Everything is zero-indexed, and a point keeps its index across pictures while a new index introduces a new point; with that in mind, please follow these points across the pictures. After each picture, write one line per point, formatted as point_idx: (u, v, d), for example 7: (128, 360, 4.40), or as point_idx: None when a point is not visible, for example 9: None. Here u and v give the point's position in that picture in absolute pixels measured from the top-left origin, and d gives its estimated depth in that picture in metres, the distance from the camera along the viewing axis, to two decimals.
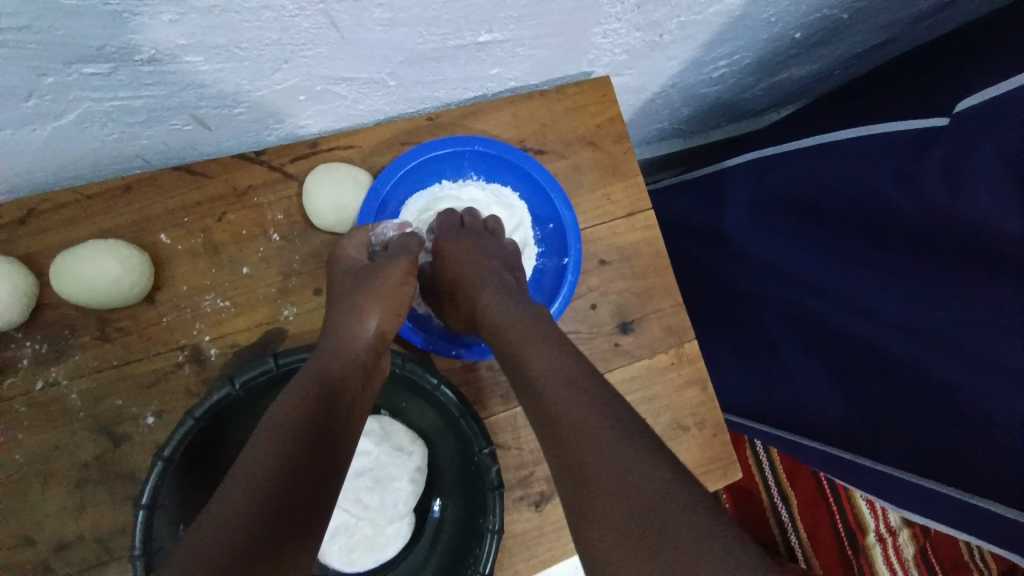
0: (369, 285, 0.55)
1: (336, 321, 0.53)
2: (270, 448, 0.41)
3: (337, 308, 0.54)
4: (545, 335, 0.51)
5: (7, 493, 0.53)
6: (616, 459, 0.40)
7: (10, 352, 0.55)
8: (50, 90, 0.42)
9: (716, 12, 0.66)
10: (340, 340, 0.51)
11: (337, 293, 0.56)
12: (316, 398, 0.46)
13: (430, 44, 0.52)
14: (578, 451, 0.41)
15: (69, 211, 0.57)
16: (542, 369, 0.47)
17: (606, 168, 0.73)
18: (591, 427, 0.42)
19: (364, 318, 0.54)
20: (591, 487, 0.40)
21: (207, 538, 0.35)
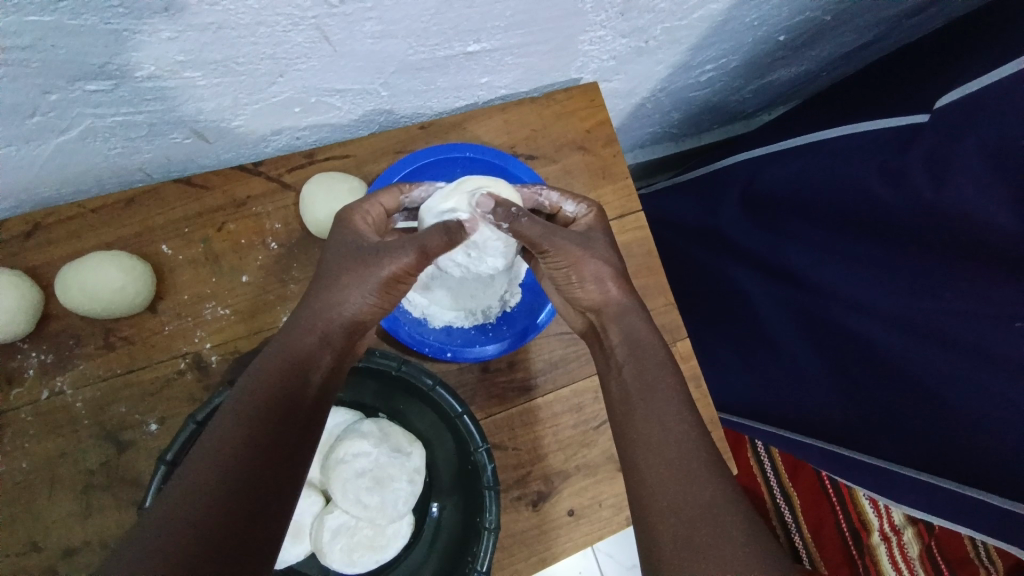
0: (358, 258, 0.50)
1: (317, 292, 0.50)
2: (228, 442, 0.41)
3: (321, 277, 0.50)
4: (640, 323, 0.54)
5: (14, 501, 0.54)
6: (665, 425, 0.47)
7: (16, 363, 0.56)
8: (54, 106, 0.44)
9: (700, 17, 0.68)
10: (316, 316, 0.48)
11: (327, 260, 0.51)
12: (280, 383, 0.45)
13: (421, 54, 0.54)
14: (633, 411, 0.49)
15: (73, 224, 0.58)
16: (631, 337, 0.53)
17: (597, 171, 0.75)
18: (655, 394, 0.49)
19: (345, 297, 0.49)
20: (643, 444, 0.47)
21: (187, 512, 0.37)
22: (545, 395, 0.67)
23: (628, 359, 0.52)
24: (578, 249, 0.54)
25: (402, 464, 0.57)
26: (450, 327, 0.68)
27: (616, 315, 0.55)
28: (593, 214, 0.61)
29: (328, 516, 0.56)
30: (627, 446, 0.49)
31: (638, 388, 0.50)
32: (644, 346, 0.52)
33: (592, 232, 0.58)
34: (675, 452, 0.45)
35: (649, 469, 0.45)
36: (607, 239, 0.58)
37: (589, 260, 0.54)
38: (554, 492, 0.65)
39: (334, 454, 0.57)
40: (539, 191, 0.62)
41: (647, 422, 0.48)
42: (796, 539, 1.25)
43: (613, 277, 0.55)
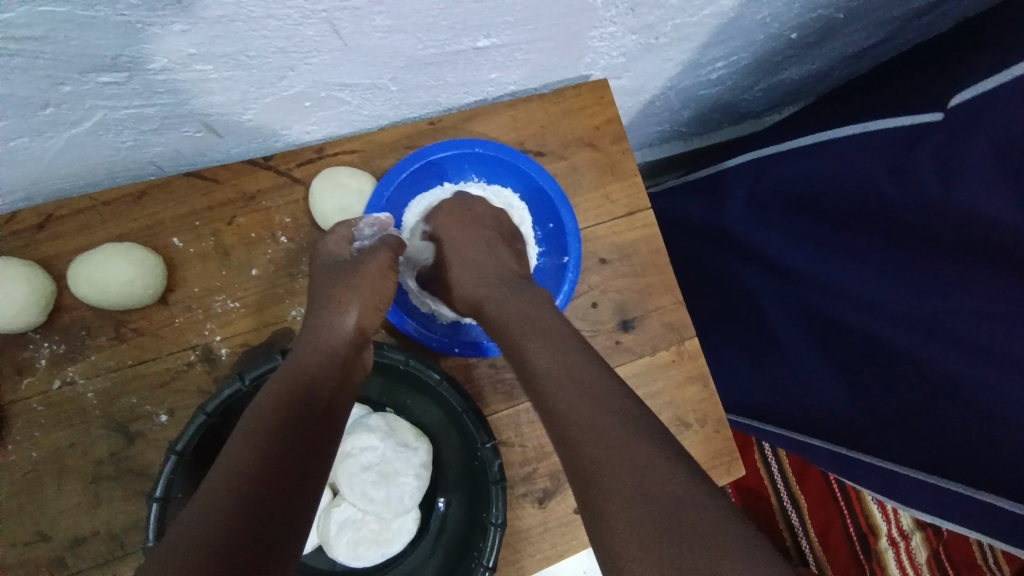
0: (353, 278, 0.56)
1: (315, 316, 0.54)
2: (247, 445, 0.42)
3: (315, 303, 0.55)
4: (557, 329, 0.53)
5: (24, 490, 0.55)
6: (601, 427, 0.45)
7: (28, 353, 0.57)
8: (66, 98, 0.44)
9: (711, 14, 0.68)
10: (319, 337, 0.52)
11: (316, 288, 0.57)
12: (292, 395, 0.46)
13: (430, 49, 0.54)
14: (565, 423, 0.46)
15: (85, 217, 0.59)
16: (552, 352, 0.51)
17: (605, 168, 0.75)
18: (582, 395, 0.47)
19: (345, 312, 0.54)
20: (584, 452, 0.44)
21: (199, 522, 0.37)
22: None
23: (550, 360, 0.50)
24: (522, 313, 0.56)
25: (408, 459, 0.57)
26: (455, 323, 0.70)
27: (539, 333, 0.53)
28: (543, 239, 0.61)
29: (335, 509, 0.57)
30: (565, 450, 0.46)
31: (570, 392, 0.47)
32: (571, 348, 0.51)
33: (537, 271, 0.60)
34: (619, 449, 0.43)
35: (597, 482, 0.43)
36: (546, 271, 0.61)
37: (533, 319, 0.56)
38: (560, 489, 0.65)
39: (341, 448, 0.57)
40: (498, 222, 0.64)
41: (587, 417, 0.46)
42: (803, 543, 1.24)
43: (552, 310, 0.56)
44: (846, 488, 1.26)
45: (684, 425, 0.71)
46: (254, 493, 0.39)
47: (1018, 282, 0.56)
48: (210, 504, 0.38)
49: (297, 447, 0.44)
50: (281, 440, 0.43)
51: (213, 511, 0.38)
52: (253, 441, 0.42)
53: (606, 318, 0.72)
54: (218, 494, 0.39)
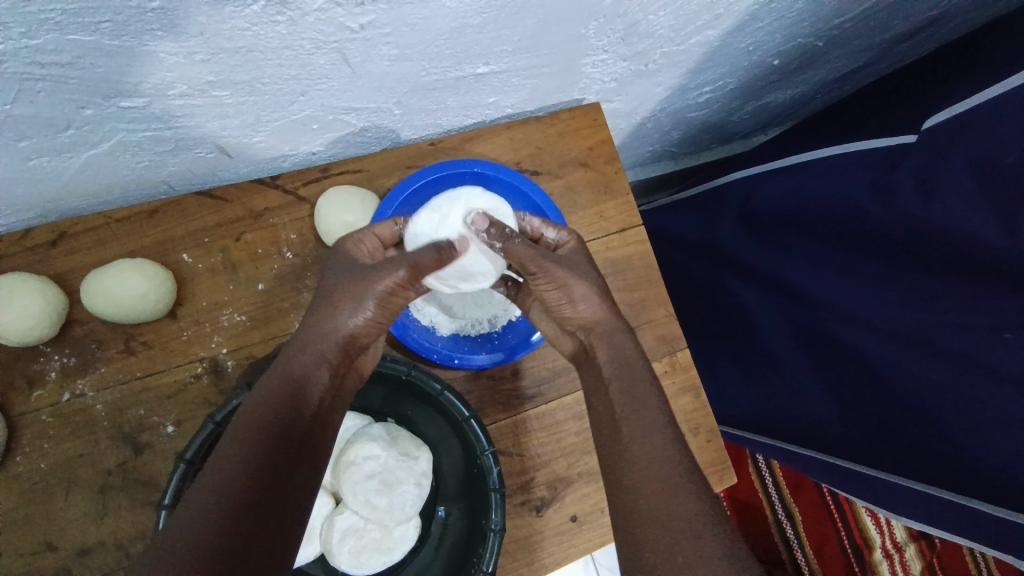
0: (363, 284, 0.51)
1: (313, 314, 0.51)
2: (234, 462, 0.41)
3: (317, 299, 0.52)
4: (618, 328, 0.56)
5: (31, 500, 0.56)
6: (648, 444, 0.47)
7: (38, 365, 0.58)
8: (88, 121, 0.47)
9: (697, 43, 0.72)
10: (312, 337, 0.49)
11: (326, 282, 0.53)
12: (280, 405, 0.45)
13: (433, 75, 0.57)
14: (619, 431, 0.49)
15: (98, 233, 0.61)
16: (617, 355, 0.54)
17: (599, 187, 0.78)
18: (641, 409, 0.50)
19: (343, 316, 0.50)
20: (630, 462, 0.47)
21: (187, 534, 0.37)
22: (549, 403, 0.69)
23: (614, 377, 0.53)
24: (564, 271, 0.56)
25: (409, 468, 0.59)
26: (455, 335, 0.69)
27: (605, 334, 0.56)
28: (573, 240, 0.62)
29: (337, 518, 0.58)
30: (611, 462, 0.49)
31: (623, 406, 0.50)
32: (630, 364, 0.53)
33: (576, 255, 0.60)
34: (658, 473, 0.46)
35: (634, 487, 0.46)
36: (591, 260, 0.61)
37: (576, 281, 0.56)
38: (557, 498, 0.67)
39: (345, 456, 0.58)
40: (525, 217, 0.65)
41: (637, 436, 0.48)
42: (798, 556, 1.25)
43: (599, 296, 0.57)
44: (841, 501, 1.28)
45: None
46: (243, 506, 0.40)
47: (992, 294, 0.59)
48: (195, 519, 0.38)
49: (284, 459, 0.43)
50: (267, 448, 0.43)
51: (200, 524, 0.38)
52: (240, 458, 0.41)
53: None
54: (203, 511, 0.39)
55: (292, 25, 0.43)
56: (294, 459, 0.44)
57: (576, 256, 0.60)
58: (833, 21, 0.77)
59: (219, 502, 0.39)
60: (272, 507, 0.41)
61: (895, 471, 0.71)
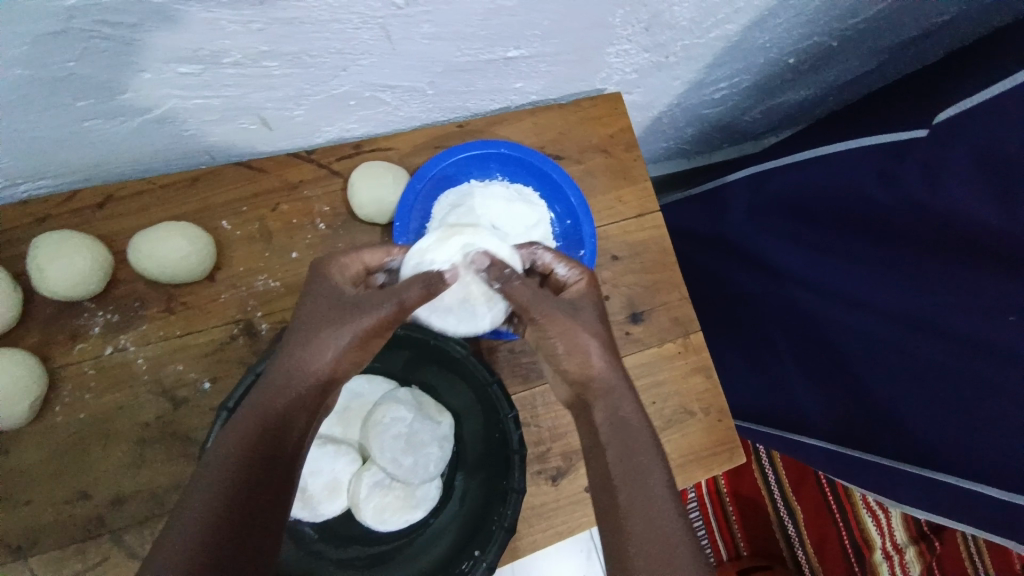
0: (338, 320, 0.49)
1: (289, 348, 0.50)
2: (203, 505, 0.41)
3: (294, 329, 0.50)
4: (619, 383, 0.54)
5: (71, 448, 0.58)
6: (648, 511, 0.47)
7: (82, 320, 0.60)
8: (145, 85, 0.49)
9: (716, 36, 0.76)
10: (289, 377, 0.49)
11: (306, 313, 0.51)
12: (256, 448, 0.45)
13: (466, 57, 0.61)
14: (615, 494, 0.49)
15: (143, 197, 0.63)
16: (619, 416, 0.52)
17: (618, 173, 0.80)
18: (640, 470, 0.49)
19: (321, 352, 0.49)
20: (626, 529, 0.47)
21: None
22: None
23: (613, 442, 0.51)
24: (566, 319, 0.53)
25: (433, 430, 0.61)
26: None
27: (603, 391, 0.53)
28: (585, 280, 0.58)
29: (366, 473, 0.60)
30: (610, 535, 0.48)
31: (624, 470, 0.49)
32: (629, 425, 0.51)
33: (584, 301, 0.56)
34: (658, 550, 0.45)
35: (630, 558, 0.45)
36: (600, 310, 0.57)
37: (578, 333, 0.53)
38: (572, 469, 0.69)
39: (372, 416, 0.61)
40: (536, 249, 0.60)
41: (637, 497, 0.48)
42: (798, 553, 1.28)
43: (603, 352, 0.54)
44: (842, 499, 1.29)
45: (688, 414, 0.74)
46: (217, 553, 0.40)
47: (995, 277, 0.61)
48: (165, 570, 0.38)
49: (258, 501, 0.43)
50: (239, 492, 0.42)
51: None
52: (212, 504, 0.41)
53: (618, 310, 0.75)
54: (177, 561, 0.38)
55: None
56: (269, 495, 0.44)
57: (584, 302, 0.56)
58: (845, 22, 0.81)
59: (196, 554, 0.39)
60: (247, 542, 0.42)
61: (894, 457, 0.73)
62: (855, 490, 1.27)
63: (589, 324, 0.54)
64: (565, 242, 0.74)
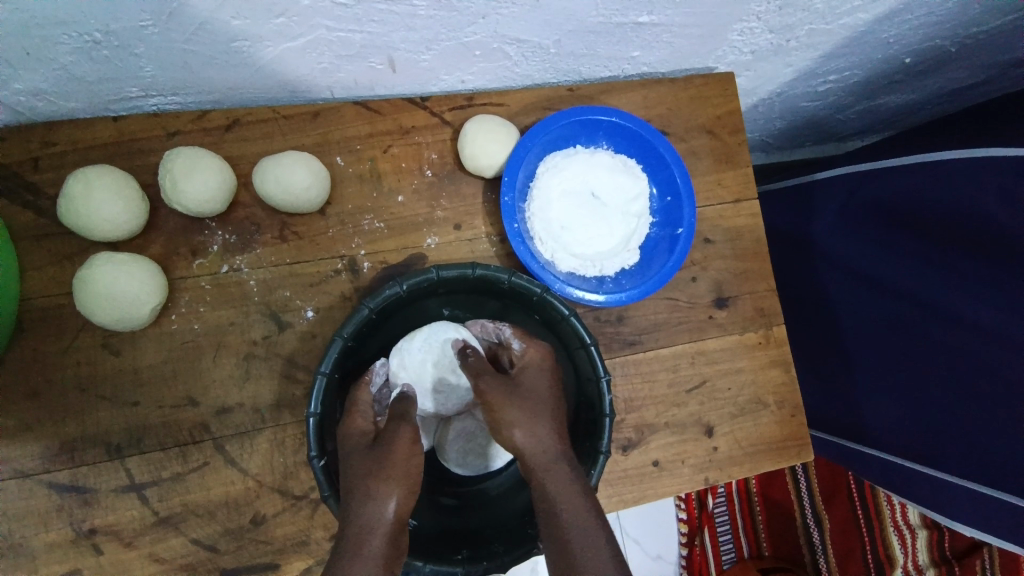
0: (380, 465, 0.49)
1: (348, 510, 0.47)
2: None
3: (350, 488, 0.49)
4: (562, 460, 0.50)
5: (184, 357, 0.61)
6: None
7: (203, 237, 0.62)
8: (300, 12, 0.50)
9: (845, 24, 0.73)
10: (362, 530, 0.46)
11: (345, 473, 0.51)
12: None
13: (600, 18, 0.60)
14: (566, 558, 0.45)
15: (267, 126, 0.65)
16: (561, 487, 0.48)
17: (720, 156, 0.78)
18: (587, 530, 0.46)
19: (383, 500, 0.47)
20: None
21: None
22: (646, 352, 0.72)
23: (559, 522, 0.47)
24: (505, 395, 0.52)
25: None
26: (573, 274, 0.70)
27: (545, 469, 0.50)
28: (536, 351, 0.57)
29: (455, 420, 0.64)
30: None
31: (568, 538, 0.45)
32: (575, 502, 0.47)
33: (532, 372, 0.55)
34: None
35: None
36: (546, 378, 0.55)
37: (519, 408, 0.51)
38: (643, 442, 0.70)
39: None
40: (494, 329, 0.61)
41: (577, 552, 0.44)
42: (820, 562, 1.25)
43: (546, 426, 0.52)
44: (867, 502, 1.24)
45: (762, 404, 0.74)
46: None
47: None
48: None
49: None
50: None
51: None
52: None
53: (704, 293, 0.75)
54: None
55: None
56: None
57: (530, 373, 0.55)
58: (981, 24, 0.77)
59: None
60: None
61: (960, 474, 0.73)
62: (881, 494, 1.23)
63: (533, 399, 0.53)
64: (662, 218, 0.73)
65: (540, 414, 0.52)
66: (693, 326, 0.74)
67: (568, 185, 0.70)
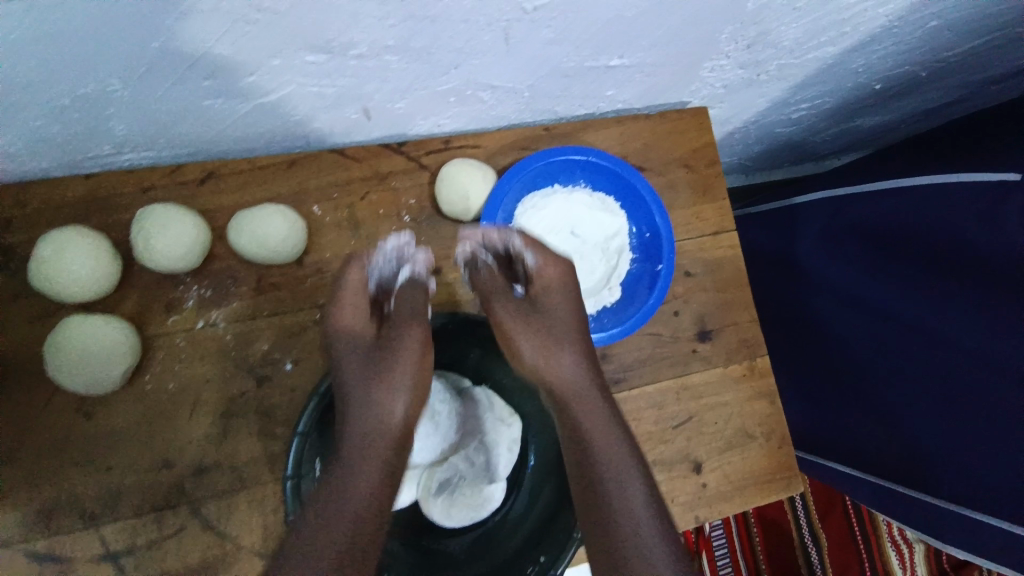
0: (380, 362, 0.51)
1: (352, 401, 0.50)
2: None
3: (353, 374, 0.51)
4: (597, 396, 0.52)
5: (160, 416, 0.60)
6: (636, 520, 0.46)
7: (178, 292, 0.62)
8: (272, 70, 0.50)
9: (813, 58, 0.74)
10: (362, 434, 0.49)
11: (347, 369, 0.52)
12: (348, 517, 0.44)
13: (573, 62, 0.61)
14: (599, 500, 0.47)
15: (242, 177, 0.64)
16: (593, 427, 0.50)
17: (698, 189, 0.79)
18: (624, 475, 0.48)
19: (389, 402, 0.50)
20: (617, 547, 0.45)
21: None
22: (631, 389, 0.72)
23: (591, 458, 0.49)
24: (523, 327, 0.55)
25: (504, 432, 0.62)
26: None
27: (579, 401, 0.52)
28: (557, 266, 0.59)
29: (438, 468, 0.63)
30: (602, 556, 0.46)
31: (603, 480, 0.48)
32: (610, 443, 0.49)
33: (553, 296, 0.58)
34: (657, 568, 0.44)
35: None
36: (571, 314, 0.57)
37: (536, 346, 0.54)
38: None
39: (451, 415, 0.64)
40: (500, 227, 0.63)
41: (613, 488, 0.47)
42: None
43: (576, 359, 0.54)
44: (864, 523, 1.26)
45: (750, 437, 0.74)
46: None
47: None
48: None
49: None
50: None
51: None
52: None
53: (687, 326, 0.75)
54: None
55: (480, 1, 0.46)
56: None
57: (553, 306, 0.57)
58: (945, 52, 0.78)
59: None
60: None
61: (949, 497, 0.73)
62: (879, 515, 1.25)
63: (552, 326, 0.56)
64: (642, 253, 0.74)
65: (557, 335, 0.55)
66: (677, 360, 0.74)
67: (551, 224, 0.73)
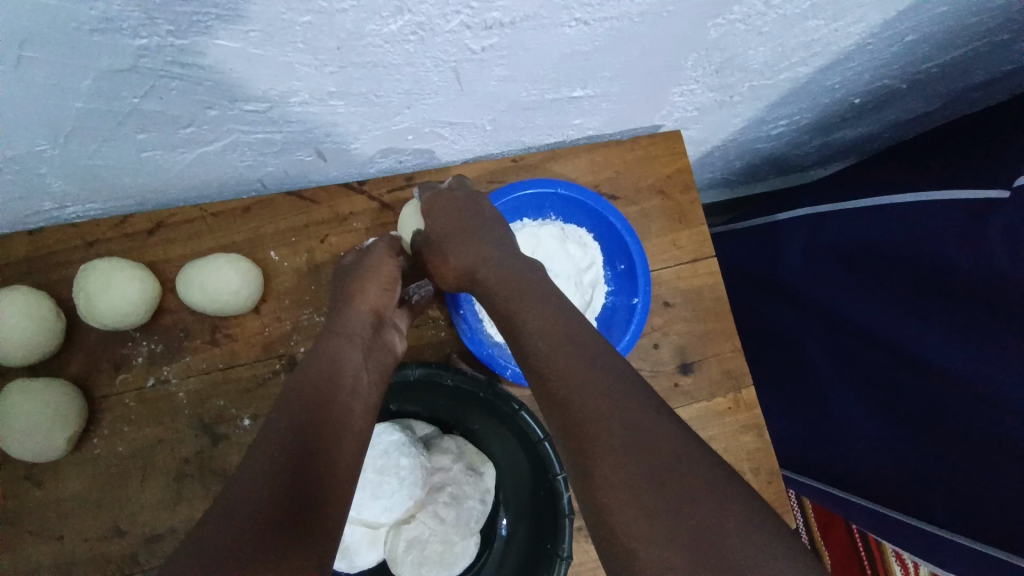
0: (365, 266, 0.61)
1: (338, 303, 0.59)
2: (263, 463, 0.42)
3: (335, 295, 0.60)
4: (568, 319, 0.51)
5: (110, 481, 0.57)
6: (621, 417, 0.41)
7: (127, 350, 0.59)
8: (209, 121, 0.48)
9: (786, 78, 0.72)
10: (342, 328, 0.56)
11: (332, 291, 0.61)
12: (312, 399, 0.48)
13: (534, 96, 0.58)
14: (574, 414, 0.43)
15: (194, 225, 0.62)
16: (556, 349, 0.48)
17: (674, 215, 0.77)
18: (602, 382, 0.44)
19: (366, 294, 0.59)
20: (599, 449, 0.41)
21: (237, 509, 0.39)
22: None
23: (562, 375, 0.45)
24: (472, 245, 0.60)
25: (475, 483, 0.60)
26: None
27: (544, 330, 0.50)
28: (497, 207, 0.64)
29: (404, 528, 0.58)
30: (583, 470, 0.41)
31: (577, 388, 0.44)
32: (583, 352, 0.47)
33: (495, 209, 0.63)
34: (647, 457, 0.39)
35: (613, 476, 0.39)
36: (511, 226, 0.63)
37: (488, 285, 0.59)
38: None
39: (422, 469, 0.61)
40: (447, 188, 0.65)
41: (591, 391, 0.43)
42: None
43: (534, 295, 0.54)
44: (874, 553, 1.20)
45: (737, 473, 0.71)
46: (284, 494, 0.40)
47: None
48: (258, 477, 0.41)
49: (307, 455, 0.43)
50: (294, 445, 0.43)
51: (249, 500, 0.39)
52: (257, 469, 0.41)
53: (667, 359, 0.73)
54: (252, 489, 0.40)
55: (420, 43, 0.44)
56: (320, 468, 0.44)
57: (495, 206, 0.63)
58: (922, 65, 0.76)
59: (260, 495, 0.39)
60: (303, 498, 0.41)
61: (944, 526, 0.67)
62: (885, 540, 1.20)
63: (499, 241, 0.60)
64: (617, 286, 0.72)
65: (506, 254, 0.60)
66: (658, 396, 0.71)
67: None
